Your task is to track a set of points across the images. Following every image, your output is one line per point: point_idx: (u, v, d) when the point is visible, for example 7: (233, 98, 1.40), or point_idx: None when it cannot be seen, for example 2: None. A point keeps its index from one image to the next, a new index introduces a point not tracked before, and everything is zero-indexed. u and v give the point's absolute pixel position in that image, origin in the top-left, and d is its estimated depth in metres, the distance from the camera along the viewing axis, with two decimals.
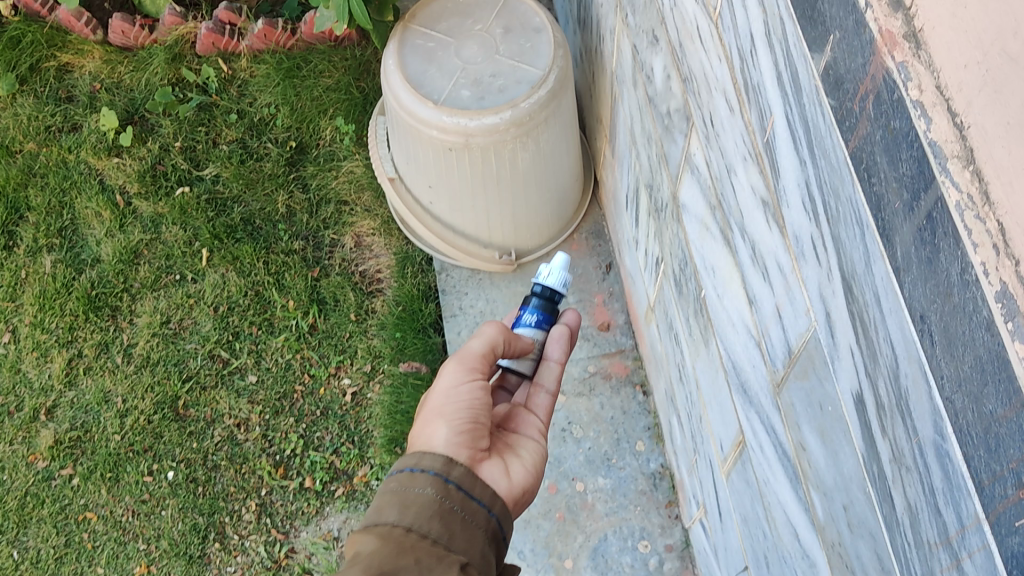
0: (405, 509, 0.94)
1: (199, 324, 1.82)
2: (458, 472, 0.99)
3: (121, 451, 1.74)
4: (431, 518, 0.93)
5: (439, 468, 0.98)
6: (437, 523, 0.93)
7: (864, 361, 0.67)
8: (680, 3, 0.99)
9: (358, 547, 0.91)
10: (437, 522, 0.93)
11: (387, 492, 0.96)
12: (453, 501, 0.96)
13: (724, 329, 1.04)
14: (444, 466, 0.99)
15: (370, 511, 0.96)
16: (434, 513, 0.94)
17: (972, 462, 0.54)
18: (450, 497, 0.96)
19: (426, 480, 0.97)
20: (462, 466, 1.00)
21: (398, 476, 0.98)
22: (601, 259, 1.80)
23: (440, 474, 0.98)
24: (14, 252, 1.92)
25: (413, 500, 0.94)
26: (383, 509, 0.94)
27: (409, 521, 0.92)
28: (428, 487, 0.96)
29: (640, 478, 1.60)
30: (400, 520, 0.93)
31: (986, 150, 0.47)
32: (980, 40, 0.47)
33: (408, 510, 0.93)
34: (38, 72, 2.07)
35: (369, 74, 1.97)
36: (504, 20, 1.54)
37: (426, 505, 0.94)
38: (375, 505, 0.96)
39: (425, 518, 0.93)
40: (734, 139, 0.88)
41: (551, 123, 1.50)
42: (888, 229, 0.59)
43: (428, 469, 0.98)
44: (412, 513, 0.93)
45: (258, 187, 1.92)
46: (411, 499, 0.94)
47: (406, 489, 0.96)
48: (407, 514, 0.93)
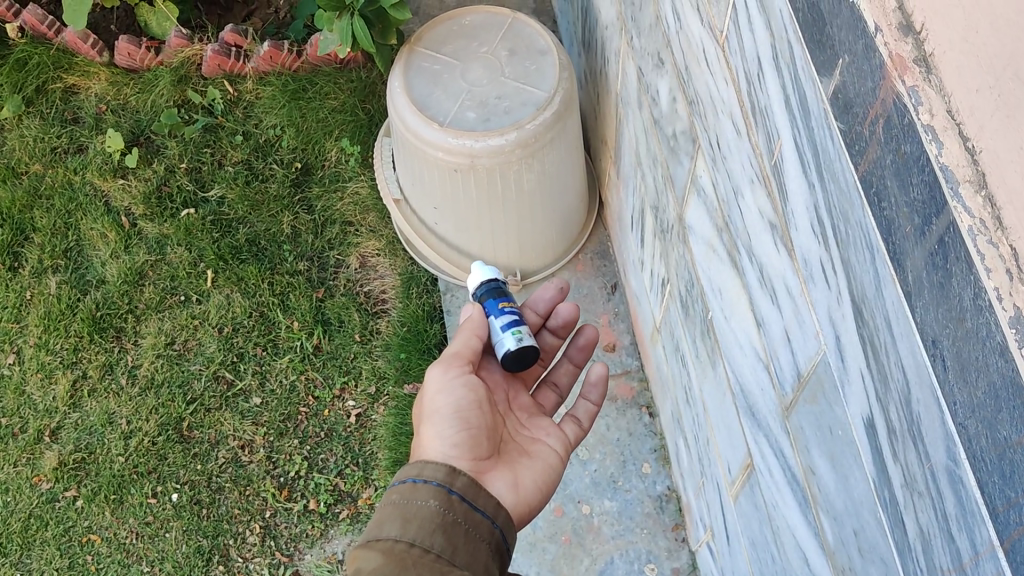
0: (407, 523, 0.94)
1: (204, 345, 1.82)
2: (460, 482, 1.00)
3: (125, 473, 1.73)
4: (434, 532, 0.93)
5: (442, 479, 0.99)
6: (439, 537, 0.93)
7: (875, 385, 0.67)
8: (685, 27, 0.99)
9: (360, 562, 0.91)
10: (440, 536, 0.93)
11: (389, 504, 0.97)
12: (455, 512, 0.97)
13: (732, 351, 1.04)
14: (447, 477, 1.00)
15: (371, 524, 0.97)
16: (437, 525, 0.94)
17: (986, 489, 0.53)
18: (452, 508, 0.97)
19: (428, 491, 0.97)
20: (464, 477, 1.01)
21: (401, 487, 0.99)
22: (606, 280, 1.80)
23: (443, 484, 0.99)
24: (18, 273, 1.91)
25: (414, 512, 0.95)
26: (385, 522, 0.95)
27: (412, 535, 0.93)
28: (431, 500, 0.97)
29: (647, 501, 1.60)
30: (402, 535, 0.93)
31: (998, 175, 0.47)
32: (992, 65, 0.47)
33: (410, 524, 0.94)
34: (44, 93, 2.08)
35: (374, 96, 1.99)
36: (509, 42, 1.54)
37: (428, 518, 0.95)
38: (377, 516, 0.97)
39: (427, 532, 0.93)
40: (741, 161, 0.89)
41: (556, 144, 1.50)
42: (898, 253, 0.59)
43: (430, 480, 0.99)
44: (413, 527, 0.93)
45: (263, 208, 1.93)
46: (413, 512, 0.95)
47: (407, 501, 0.96)
48: (409, 528, 0.93)
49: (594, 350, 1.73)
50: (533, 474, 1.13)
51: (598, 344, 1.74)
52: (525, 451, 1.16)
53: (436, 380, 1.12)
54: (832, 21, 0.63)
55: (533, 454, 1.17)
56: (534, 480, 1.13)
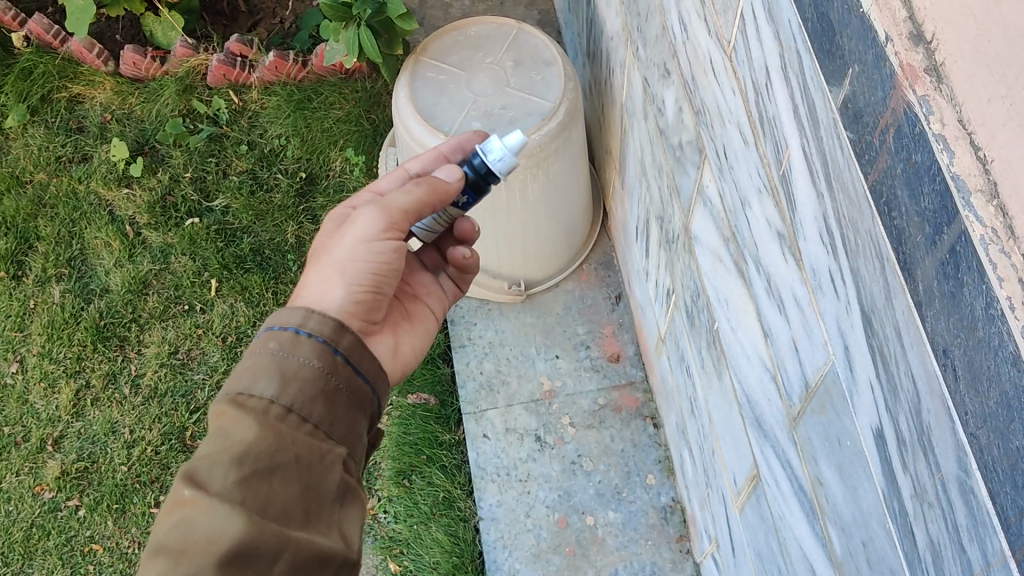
0: (285, 385, 0.86)
1: (207, 354, 1.82)
2: (347, 342, 0.93)
3: (128, 482, 1.73)
4: (314, 399, 0.87)
5: (328, 337, 0.91)
6: (319, 404, 0.88)
7: (884, 396, 0.67)
8: (692, 36, 0.99)
9: (229, 427, 0.83)
10: (319, 404, 0.87)
11: (266, 356, 0.88)
12: (338, 376, 0.90)
13: (738, 361, 1.03)
14: (333, 334, 0.92)
15: (240, 370, 0.88)
16: (318, 392, 0.88)
17: (998, 499, 0.53)
18: (336, 372, 0.90)
19: (311, 350, 0.89)
20: (351, 335, 0.93)
21: (280, 336, 0.90)
22: (611, 290, 1.80)
23: (328, 343, 0.91)
24: (22, 282, 1.91)
25: (293, 373, 0.87)
26: (259, 377, 0.87)
27: (289, 400, 0.86)
28: (313, 360, 0.89)
29: (651, 512, 1.59)
30: (278, 397, 0.86)
31: (1010, 184, 0.47)
32: (1004, 75, 0.47)
33: (289, 386, 0.86)
34: (49, 103, 2.08)
35: (379, 107, 1.99)
36: (514, 53, 1.55)
37: (310, 382, 0.88)
38: (248, 366, 0.88)
39: (307, 398, 0.87)
40: (748, 171, 0.89)
41: (560, 154, 1.50)
42: (909, 263, 0.59)
43: (315, 335, 0.91)
44: (293, 391, 0.86)
45: (268, 218, 1.93)
46: (292, 372, 0.87)
47: (287, 356, 0.88)
48: (288, 391, 0.86)
49: (598, 361, 1.73)
50: (411, 338, 1.16)
51: (602, 354, 1.73)
52: (407, 314, 1.18)
53: (364, 230, 1.02)
54: (842, 31, 0.63)
55: (414, 318, 1.18)
56: (413, 343, 1.15)
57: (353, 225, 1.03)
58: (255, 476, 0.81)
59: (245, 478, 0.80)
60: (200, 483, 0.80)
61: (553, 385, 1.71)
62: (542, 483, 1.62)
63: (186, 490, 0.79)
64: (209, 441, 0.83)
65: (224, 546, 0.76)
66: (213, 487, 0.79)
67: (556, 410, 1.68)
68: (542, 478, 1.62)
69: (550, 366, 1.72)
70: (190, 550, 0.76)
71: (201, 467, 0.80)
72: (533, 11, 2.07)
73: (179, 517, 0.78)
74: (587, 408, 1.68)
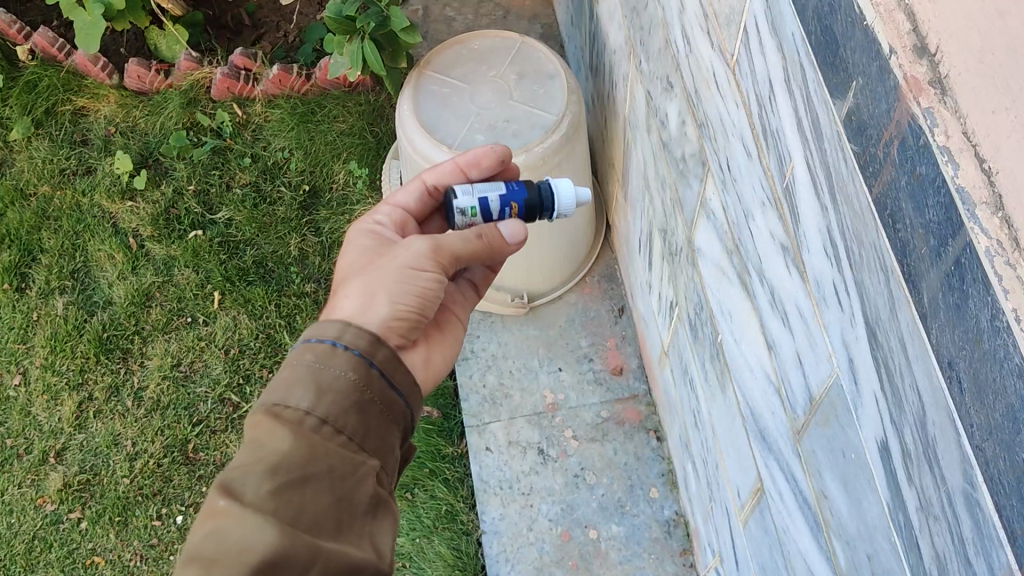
0: (320, 396, 0.87)
1: (210, 367, 1.82)
2: (381, 355, 0.93)
3: (130, 495, 1.73)
4: (348, 411, 0.88)
5: (363, 349, 0.92)
6: (353, 416, 0.88)
7: (889, 408, 0.67)
8: (695, 50, 0.99)
9: (264, 437, 0.84)
10: (354, 416, 0.88)
11: (302, 367, 0.89)
12: (371, 389, 0.91)
13: (742, 374, 1.03)
14: (368, 347, 0.93)
15: (276, 381, 0.89)
16: (352, 404, 0.88)
17: (1004, 512, 0.53)
18: (370, 385, 0.91)
19: (346, 362, 0.90)
20: (386, 349, 0.94)
21: (317, 348, 0.91)
22: (614, 303, 1.80)
23: (363, 356, 0.92)
24: (25, 294, 1.92)
25: (329, 385, 0.88)
26: (294, 389, 0.87)
27: (323, 411, 0.86)
28: (348, 372, 0.90)
29: (654, 526, 1.58)
30: (313, 408, 0.86)
31: (1014, 197, 0.47)
32: (1009, 87, 0.47)
33: (323, 397, 0.87)
34: (53, 116, 2.09)
35: (382, 120, 2.00)
36: (518, 66, 1.55)
37: (345, 394, 0.88)
38: (283, 376, 0.89)
39: (341, 410, 0.87)
40: (752, 184, 0.89)
41: (564, 166, 1.50)
42: (914, 275, 0.59)
43: (350, 347, 0.92)
44: (327, 402, 0.87)
45: (271, 230, 1.93)
46: (328, 383, 0.88)
47: (322, 368, 0.89)
48: (322, 402, 0.87)
49: (602, 373, 1.72)
50: (444, 350, 1.15)
51: (605, 367, 1.73)
52: (438, 325, 1.17)
53: (410, 258, 1.02)
54: (846, 43, 0.63)
55: (444, 328, 1.17)
56: (444, 356, 1.15)
57: (403, 251, 1.03)
58: (288, 485, 0.81)
59: (278, 487, 0.81)
60: (234, 492, 0.80)
61: (556, 398, 1.70)
62: (545, 496, 1.61)
63: (219, 500, 0.79)
64: (243, 452, 0.84)
65: (257, 555, 0.76)
66: (247, 496, 0.79)
67: (559, 423, 1.68)
68: (544, 492, 1.62)
69: (553, 379, 1.72)
70: (221, 559, 0.76)
71: (235, 478, 0.81)
72: (536, 25, 2.08)
73: (211, 527, 0.78)
74: (589, 421, 1.68)
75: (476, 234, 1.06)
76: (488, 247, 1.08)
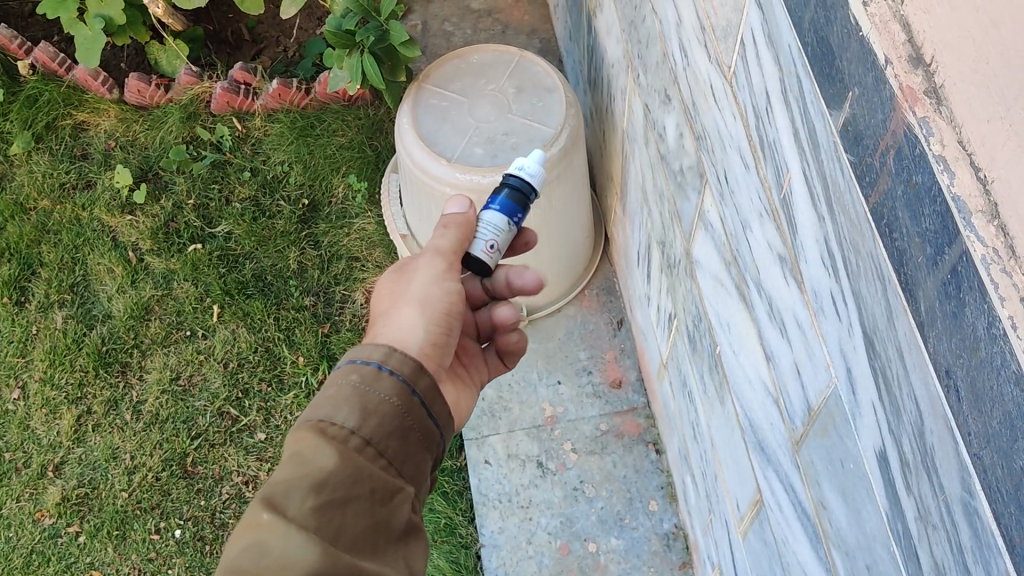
0: (366, 417, 0.87)
1: (208, 381, 1.82)
2: (423, 383, 0.93)
3: (128, 509, 1.72)
4: (391, 435, 0.88)
5: (407, 375, 0.92)
6: (394, 441, 0.88)
7: (887, 418, 0.67)
8: (693, 63, 1.00)
9: (307, 453, 0.84)
10: (395, 441, 0.88)
11: (348, 387, 0.89)
12: (413, 417, 0.91)
13: (741, 386, 1.03)
14: (412, 373, 0.93)
15: (321, 397, 0.89)
16: (394, 429, 0.88)
17: (1002, 519, 0.53)
18: (412, 412, 0.91)
19: (391, 386, 0.90)
20: (428, 378, 0.94)
21: (363, 368, 0.91)
22: (612, 315, 1.80)
23: (407, 382, 0.92)
24: (25, 308, 1.92)
25: (374, 407, 0.88)
26: (341, 407, 0.87)
27: (368, 432, 0.87)
28: (392, 397, 0.90)
29: (653, 539, 1.58)
30: (357, 429, 0.86)
31: (1010, 205, 0.48)
32: (1003, 96, 0.47)
33: (368, 419, 0.87)
34: (53, 130, 2.10)
35: (381, 133, 2.01)
36: (516, 80, 1.56)
37: (389, 418, 0.88)
38: (328, 392, 0.89)
39: (384, 434, 0.88)
40: (750, 196, 0.89)
41: (563, 179, 1.51)
42: (911, 284, 0.59)
43: (395, 372, 0.91)
44: (371, 425, 0.87)
45: (270, 244, 1.93)
46: (373, 406, 0.88)
47: (368, 390, 0.89)
48: (366, 424, 0.87)
49: (601, 386, 1.73)
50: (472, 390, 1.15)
51: (604, 380, 1.73)
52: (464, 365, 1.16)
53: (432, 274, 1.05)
54: (842, 54, 0.63)
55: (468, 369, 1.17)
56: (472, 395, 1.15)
57: (417, 269, 1.07)
58: (330, 505, 0.82)
59: (320, 505, 0.81)
60: (277, 506, 0.80)
61: (555, 410, 1.70)
62: (545, 509, 1.61)
63: (264, 513, 0.80)
64: (285, 465, 0.84)
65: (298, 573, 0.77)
66: (291, 512, 0.80)
67: (558, 436, 1.68)
68: (544, 505, 1.61)
69: (552, 391, 1.72)
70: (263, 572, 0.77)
71: (280, 491, 0.81)
72: (535, 40, 2.09)
73: (253, 538, 0.79)
74: (589, 434, 1.68)
75: (442, 228, 1.10)
76: (467, 235, 1.10)
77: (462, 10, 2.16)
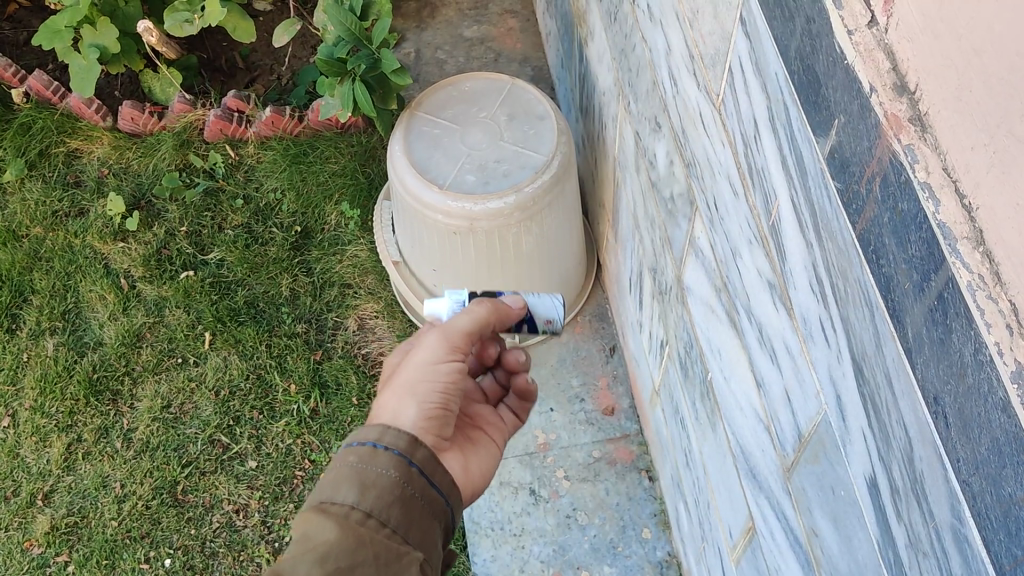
0: (364, 491, 0.88)
1: (199, 408, 1.81)
2: (420, 454, 0.94)
3: (118, 538, 1.71)
4: (392, 505, 0.88)
5: (402, 449, 0.93)
6: (397, 510, 0.88)
7: (877, 445, 0.67)
8: (681, 91, 1.01)
9: (310, 529, 0.84)
10: (397, 510, 0.88)
11: (346, 467, 0.89)
12: (413, 486, 0.91)
13: (733, 414, 1.03)
14: (408, 446, 0.93)
15: (321, 482, 0.90)
16: (395, 498, 0.88)
17: (992, 547, 0.53)
18: (412, 481, 0.91)
19: (388, 460, 0.91)
20: (424, 449, 0.95)
21: (358, 449, 0.92)
22: (604, 342, 1.81)
23: (403, 455, 0.92)
24: (16, 335, 1.91)
25: (372, 481, 0.89)
26: (340, 486, 0.88)
27: (368, 505, 0.87)
28: (390, 468, 0.90)
29: (647, 567, 1.57)
30: (358, 503, 0.87)
31: (995, 232, 0.48)
32: (987, 122, 0.47)
33: (367, 492, 0.88)
34: (47, 157, 2.10)
35: (374, 160, 2.02)
36: (508, 107, 1.57)
37: (388, 489, 0.89)
38: (328, 476, 0.90)
39: (385, 503, 0.88)
40: (738, 223, 0.89)
41: (554, 207, 1.51)
42: (898, 310, 0.59)
43: (391, 447, 0.92)
44: (371, 496, 0.87)
45: (262, 271, 1.93)
46: (371, 480, 0.89)
47: (365, 467, 0.90)
48: (366, 496, 0.87)
49: (593, 414, 1.72)
50: (479, 459, 1.13)
51: (597, 407, 1.73)
52: (471, 435, 1.15)
53: (430, 354, 1.05)
54: (828, 82, 0.64)
55: (477, 439, 1.16)
56: (480, 464, 1.12)
57: (420, 349, 1.06)
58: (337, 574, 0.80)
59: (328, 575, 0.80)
60: None
61: (547, 437, 1.70)
62: (537, 537, 1.60)
63: None
64: (291, 547, 0.84)
65: None
66: None
67: (551, 463, 1.67)
68: (537, 533, 1.61)
69: (545, 419, 1.72)
70: None
71: (285, 567, 0.81)
72: (527, 67, 2.11)
73: None
74: (581, 461, 1.68)
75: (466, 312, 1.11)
76: (491, 317, 1.13)
77: (455, 38, 2.17)
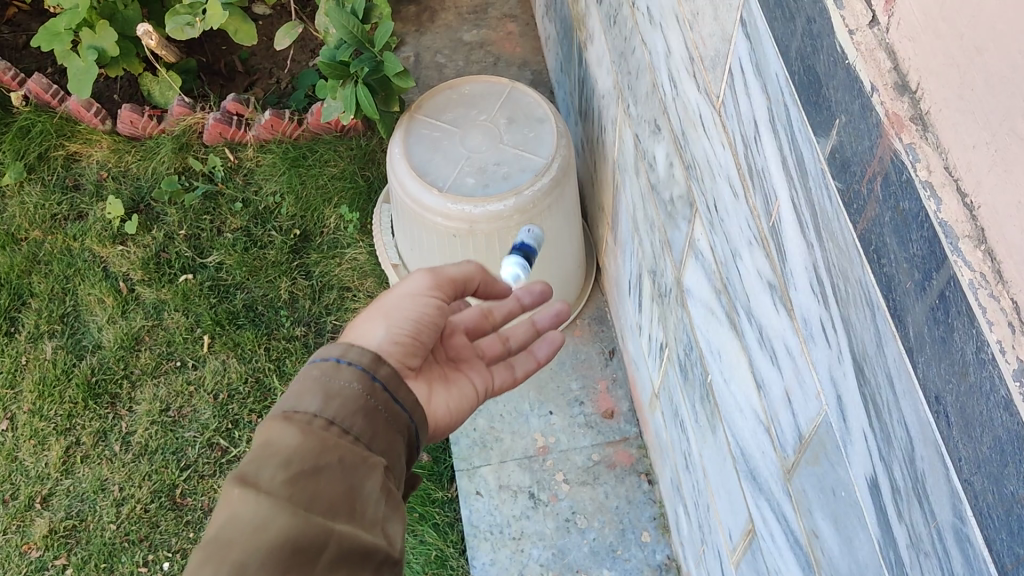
0: (328, 401, 0.87)
1: (198, 412, 1.81)
2: (383, 372, 0.93)
3: (116, 541, 1.70)
4: (355, 415, 0.88)
5: (367, 364, 0.92)
6: (358, 420, 0.88)
7: (877, 444, 0.67)
8: (681, 92, 1.01)
9: (271, 435, 0.83)
10: (361, 420, 0.88)
11: (309, 380, 0.89)
12: (376, 399, 0.91)
13: (732, 415, 1.03)
14: (371, 363, 0.92)
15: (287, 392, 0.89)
16: (359, 409, 0.88)
17: (993, 546, 0.53)
18: (374, 395, 0.91)
19: (351, 374, 0.90)
20: (388, 368, 0.93)
21: (322, 365, 0.91)
22: (604, 345, 1.80)
23: (367, 371, 0.92)
24: (15, 338, 1.91)
25: (336, 392, 0.88)
26: (304, 396, 0.87)
27: (331, 415, 0.87)
28: (352, 381, 0.90)
29: (646, 571, 1.57)
30: (320, 411, 0.86)
31: (997, 230, 0.48)
32: (988, 120, 0.47)
33: (330, 401, 0.87)
34: (46, 161, 2.10)
35: (374, 164, 2.02)
36: (508, 110, 1.57)
37: (351, 400, 0.88)
38: (292, 388, 0.89)
39: (347, 413, 0.87)
40: (739, 224, 0.89)
41: (554, 210, 1.51)
42: (899, 309, 0.59)
43: (353, 363, 0.91)
44: (334, 406, 0.87)
45: (261, 274, 1.93)
46: (334, 391, 0.88)
47: (328, 379, 0.89)
48: (329, 406, 0.87)
49: (592, 417, 1.72)
50: (450, 401, 1.14)
51: (596, 411, 1.73)
52: (445, 376, 1.16)
53: (411, 286, 1.09)
54: (829, 81, 0.64)
55: (452, 380, 1.16)
56: (447, 403, 1.13)
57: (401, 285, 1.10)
58: (302, 474, 0.80)
59: (290, 477, 0.80)
60: (248, 482, 0.79)
61: (547, 441, 1.70)
62: (536, 541, 1.60)
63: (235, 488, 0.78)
64: (252, 453, 0.83)
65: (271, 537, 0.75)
66: (262, 485, 0.79)
67: (550, 466, 1.67)
68: (536, 536, 1.60)
69: (544, 422, 1.72)
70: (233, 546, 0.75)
71: (249, 469, 0.80)
72: (526, 71, 2.11)
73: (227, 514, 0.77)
74: (580, 464, 1.67)
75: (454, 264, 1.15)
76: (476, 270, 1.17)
77: (454, 42, 2.17)
